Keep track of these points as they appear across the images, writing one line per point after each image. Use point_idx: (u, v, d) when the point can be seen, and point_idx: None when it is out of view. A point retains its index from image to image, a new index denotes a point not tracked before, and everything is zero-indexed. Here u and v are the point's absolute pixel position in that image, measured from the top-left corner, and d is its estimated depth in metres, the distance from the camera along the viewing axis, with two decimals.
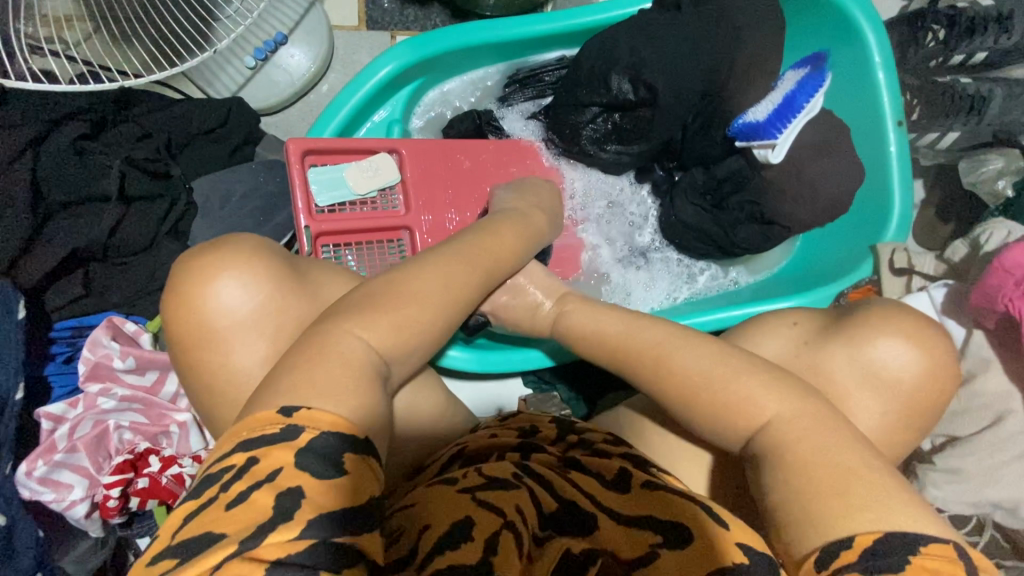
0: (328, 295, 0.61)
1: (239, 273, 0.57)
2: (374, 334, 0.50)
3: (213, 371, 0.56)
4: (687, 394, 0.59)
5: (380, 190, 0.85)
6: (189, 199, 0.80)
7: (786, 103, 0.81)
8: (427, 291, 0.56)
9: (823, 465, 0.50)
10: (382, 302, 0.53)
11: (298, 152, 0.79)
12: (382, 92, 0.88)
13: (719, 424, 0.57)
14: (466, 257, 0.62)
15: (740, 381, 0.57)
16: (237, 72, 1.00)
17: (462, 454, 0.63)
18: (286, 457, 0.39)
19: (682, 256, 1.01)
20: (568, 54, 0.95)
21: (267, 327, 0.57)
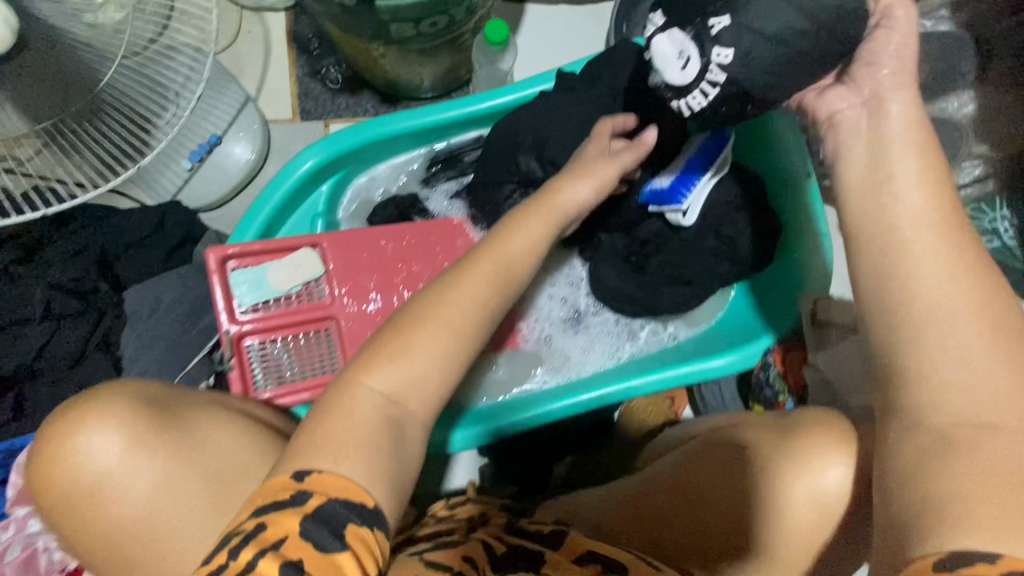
0: (199, 437, 0.60)
1: (97, 434, 0.57)
2: (384, 383, 0.59)
3: (88, 534, 0.58)
4: (911, 315, 0.49)
5: (305, 283, 0.88)
6: (117, 311, 0.83)
7: (687, 164, 0.85)
8: (441, 332, 0.62)
9: (996, 453, 0.44)
10: (389, 349, 0.60)
11: (218, 260, 0.82)
12: (303, 189, 0.92)
13: (927, 368, 0.47)
14: (487, 288, 0.67)
15: (977, 343, 0.47)
16: (176, 175, 1.05)
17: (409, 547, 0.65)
18: (292, 525, 0.50)
19: (616, 316, 1.01)
20: (484, 133, 0.98)
21: (139, 483, 0.58)
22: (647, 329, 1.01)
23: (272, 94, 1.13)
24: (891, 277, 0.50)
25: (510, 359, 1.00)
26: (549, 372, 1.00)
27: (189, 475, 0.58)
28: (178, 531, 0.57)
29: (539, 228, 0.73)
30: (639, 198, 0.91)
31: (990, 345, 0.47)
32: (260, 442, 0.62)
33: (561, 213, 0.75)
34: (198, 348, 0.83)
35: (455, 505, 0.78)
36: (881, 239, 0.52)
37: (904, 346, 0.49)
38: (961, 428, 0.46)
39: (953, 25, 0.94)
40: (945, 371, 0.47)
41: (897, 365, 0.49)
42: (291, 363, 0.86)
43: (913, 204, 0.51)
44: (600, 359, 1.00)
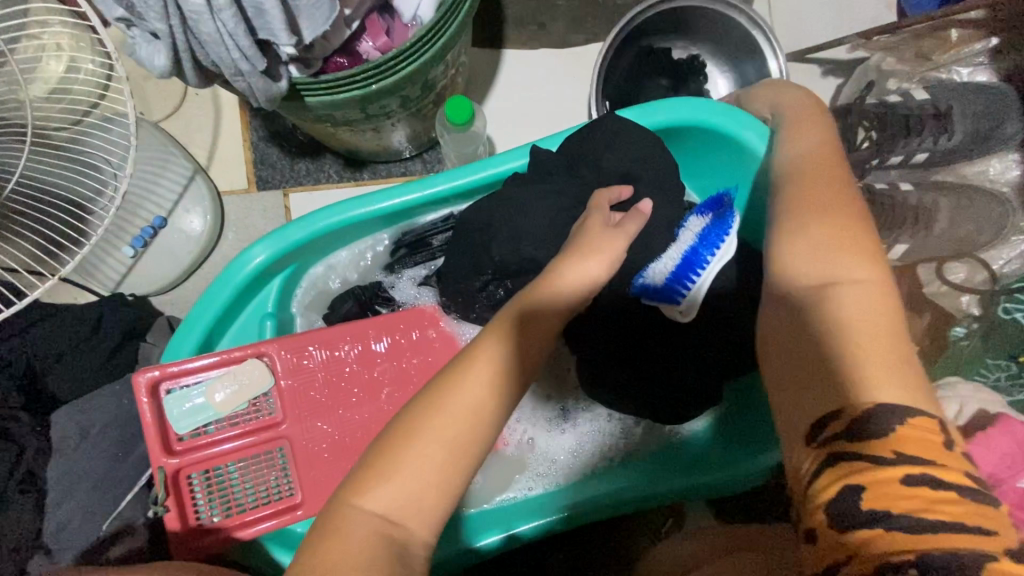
0: None
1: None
2: (382, 502, 0.50)
3: None
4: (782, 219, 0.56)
5: (251, 400, 0.78)
6: (43, 442, 0.74)
7: (688, 258, 0.75)
8: (440, 441, 0.51)
9: (846, 312, 0.47)
10: (387, 460, 0.51)
11: (147, 384, 0.72)
12: (249, 290, 0.81)
13: (788, 259, 0.53)
14: (496, 379, 0.54)
15: (831, 237, 0.52)
16: (119, 262, 0.96)
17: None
18: None
19: (607, 411, 0.90)
20: (455, 212, 0.87)
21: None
22: (644, 425, 0.90)
23: (225, 162, 1.03)
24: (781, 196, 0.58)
25: (487, 468, 0.89)
26: (534, 478, 0.89)
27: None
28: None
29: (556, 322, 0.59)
30: (631, 287, 0.76)
31: (846, 237, 0.52)
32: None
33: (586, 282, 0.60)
34: (130, 485, 0.73)
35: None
36: (779, 183, 0.61)
37: (773, 247, 0.55)
38: (811, 287, 0.50)
39: (992, 76, 0.84)
40: (809, 269, 0.52)
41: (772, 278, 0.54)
42: (238, 490, 0.76)
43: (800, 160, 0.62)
44: (590, 462, 0.89)
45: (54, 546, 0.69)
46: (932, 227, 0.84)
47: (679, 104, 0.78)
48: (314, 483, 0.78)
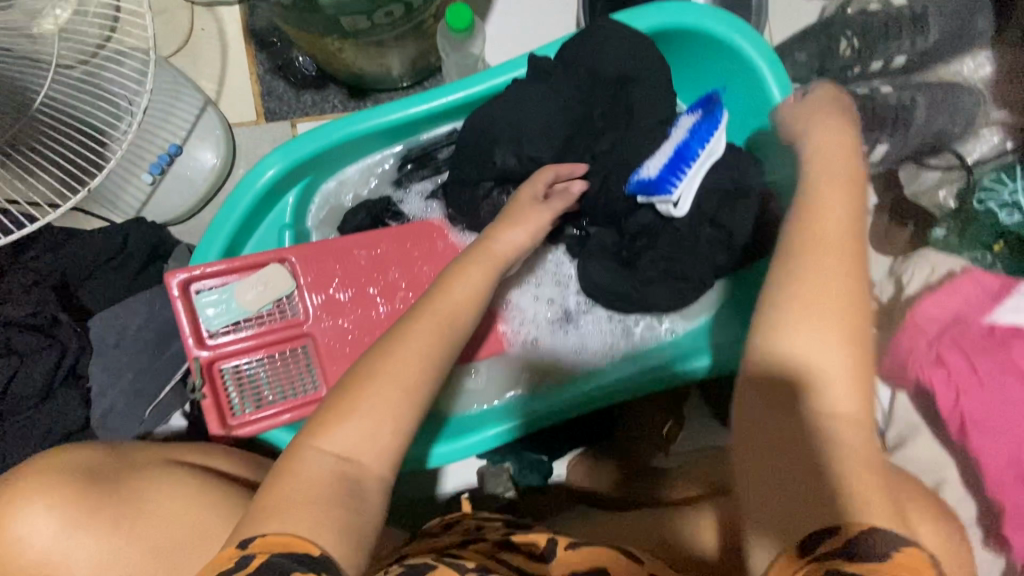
0: (142, 490, 0.65)
1: (44, 505, 0.62)
2: (341, 443, 0.57)
3: None
4: (780, 335, 0.54)
5: (276, 302, 0.83)
6: (82, 342, 0.79)
7: (678, 154, 0.78)
8: (385, 389, 0.59)
9: (820, 395, 0.52)
10: (343, 407, 0.58)
11: (180, 283, 0.78)
12: (266, 202, 0.86)
13: (791, 289, 0.55)
14: (439, 329, 0.65)
15: (835, 351, 0.52)
16: (138, 189, 1.00)
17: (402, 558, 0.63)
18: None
19: (607, 313, 0.96)
20: (457, 128, 0.91)
21: (91, 547, 0.62)
22: (643, 325, 0.96)
23: (234, 94, 1.06)
24: (784, 270, 0.57)
25: (492, 370, 0.96)
26: (539, 376, 0.96)
27: (138, 542, 0.63)
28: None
29: (479, 279, 0.71)
30: (626, 187, 0.82)
31: (846, 342, 0.52)
32: (217, 501, 0.66)
33: (499, 258, 0.74)
34: (167, 379, 0.79)
35: (450, 521, 0.79)
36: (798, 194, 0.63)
37: (769, 284, 0.58)
38: (792, 312, 0.54)
39: None
40: (815, 396, 0.52)
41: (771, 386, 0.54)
42: (267, 385, 0.83)
43: (818, 243, 0.57)
44: (587, 361, 0.96)
45: (104, 428, 0.76)
46: (911, 124, 0.89)
47: (670, 7, 0.82)
48: (338, 377, 0.84)
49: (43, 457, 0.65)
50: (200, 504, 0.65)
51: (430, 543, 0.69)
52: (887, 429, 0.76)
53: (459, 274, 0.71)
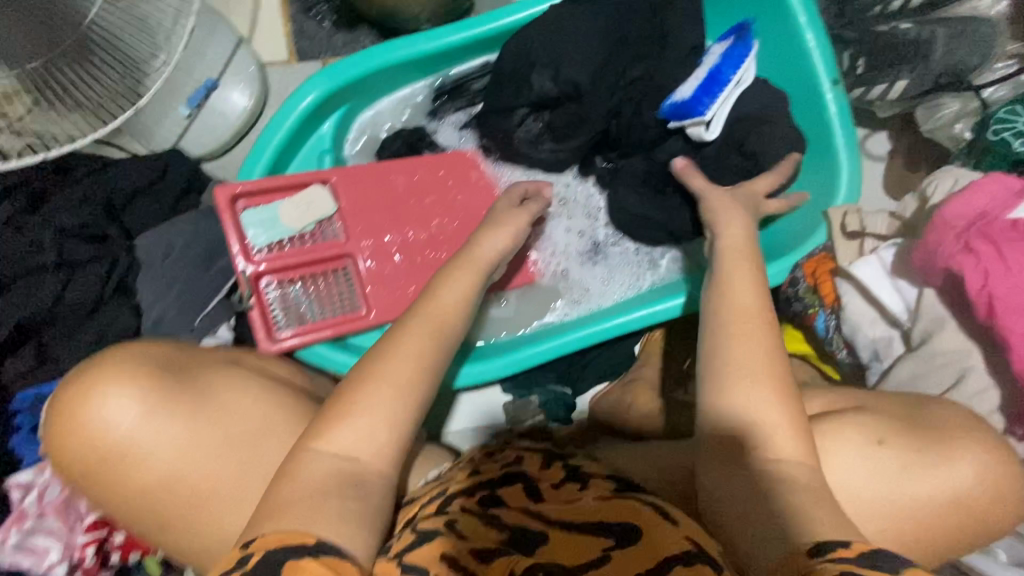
0: (218, 390, 0.69)
1: (124, 390, 0.64)
2: (339, 443, 0.62)
3: (123, 482, 0.65)
4: (727, 378, 0.60)
5: (318, 223, 0.86)
6: (131, 257, 0.81)
7: (711, 77, 0.82)
8: (377, 391, 0.63)
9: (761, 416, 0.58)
10: (338, 413, 0.63)
11: (227, 199, 0.80)
12: (306, 127, 0.88)
13: (731, 315, 0.63)
14: (433, 333, 0.67)
15: (768, 384, 0.59)
16: (174, 123, 1.01)
17: (447, 495, 0.68)
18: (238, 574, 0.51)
19: (634, 246, 0.99)
20: (491, 59, 0.93)
21: (168, 431, 0.65)
22: (669, 258, 0.99)
23: (265, 34, 1.08)
24: (721, 294, 0.65)
25: (522, 300, 0.98)
26: (568, 306, 0.99)
27: (212, 429, 0.67)
28: (241, 473, 0.67)
29: (467, 282, 0.74)
30: (658, 111, 0.85)
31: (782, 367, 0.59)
32: (277, 401, 0.71)
33: (486, 264, 0.77)
34: (216, 290, 0.82)
35: (494, 452, 0.80)
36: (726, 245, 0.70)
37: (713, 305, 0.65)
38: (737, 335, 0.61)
39: None
40: (753, 424, 0.58)
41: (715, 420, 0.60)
42: (308, 303, 0.86)
43: (741, 296, 0.64)
44: (613, 292, 0.99)
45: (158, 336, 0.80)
46: (930, 58, 0.91)
47: None
48: (377, 296, 0.88)
49: (118, 350, 0.68)
50: (263, 402, 0.70)
51: (479, 472, 0.72)
52: (912, 327, 0.72)
53: (446, 281, 0.73)
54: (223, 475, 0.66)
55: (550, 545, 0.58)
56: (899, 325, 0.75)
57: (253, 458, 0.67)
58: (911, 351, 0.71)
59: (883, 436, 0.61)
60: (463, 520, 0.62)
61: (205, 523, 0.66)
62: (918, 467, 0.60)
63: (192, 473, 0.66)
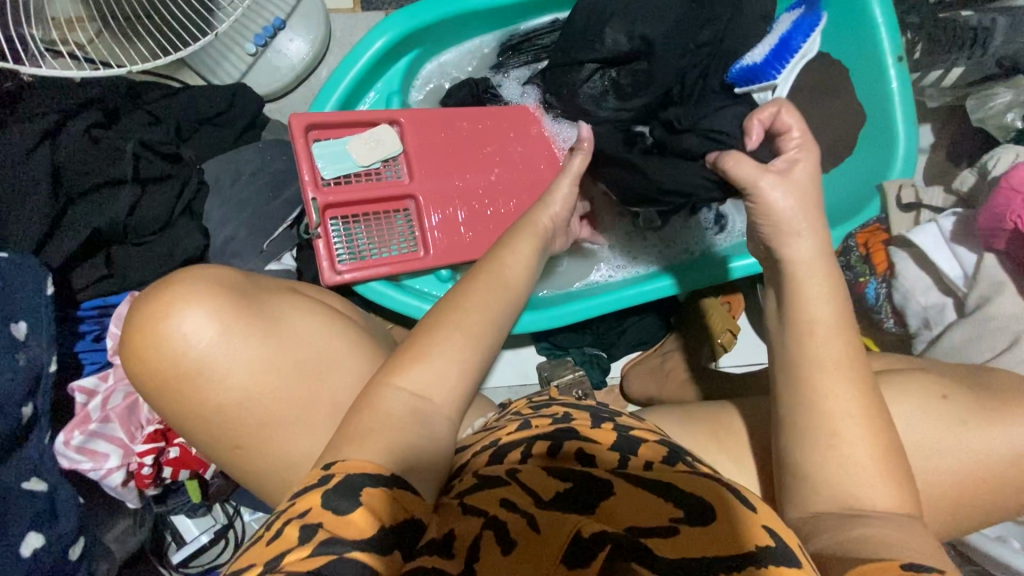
0: (291, 321, 0.64)
1: (205, 307, 0.59)
2: (415, 380, 0.54)
3: (190, 411, 0.60)
4: (819, 415, 0.52)
5: (385, 161, 0.88)
6: (200, 179, 0.84)
7: (782, 43, 0.84)
8: (452, 337, 0.57)
9: (848, 419, 0.52)
10: (414, 350, 0.56)
11: (303, 126, 0.82)
12: (378, 67, 0.90)
13: (800, 298, 0.56)
14: (503, 298, 0.62)
15: (861, 427, 0.52)
16: (239, 59, 1.02)
17: (502, 444, 0.56)
18: (315, 499, 0.43)
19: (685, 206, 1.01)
20: (561, 18, 0.97)
21: (245, 354, 0.60)
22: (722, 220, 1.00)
23: None
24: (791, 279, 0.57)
25: (573, 257, 1.00)
26: (614, 268, 1.01)
27: (287, 356, 0.62)
28: (312, 401, 0.62)
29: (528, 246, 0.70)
30: (726, 75, 0.87)
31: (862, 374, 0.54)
32: (349, 334, 0.67)
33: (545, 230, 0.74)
34: (283, 219, 0.84)
35: (540, 405, 0.66)
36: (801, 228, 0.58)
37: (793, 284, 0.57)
38: (818, 326, 0.54)
39: None
40: (835, 428, 0.52)
41: (798, 464, 0.53)
42: (366, 239, 0.87)
43: (827, 334, 0.55)
44: (660, 256, 1.00)
45: (226, 257, 0.82)
46: (989, 46, 0.93)
47: None
48: (435, 239, 0.89)
49: (189, 269, 0.62)
50: (337, 334, 0.66)
51: (531, 424, 0.59)
52: (969, 292, 0.74)
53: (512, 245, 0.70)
54: (297, 410, 0.61)
55: (615, 503, 0.47)
56: (953, 293, 0.76)
57: (324, 385, 0.63)
58: (966, 317, 0.73)
59: (946, 391, 0.58)
60: (528, 470, 0.50)
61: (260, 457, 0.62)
62: (975, 426, 0.57)
63: (265, 397, 0.61)
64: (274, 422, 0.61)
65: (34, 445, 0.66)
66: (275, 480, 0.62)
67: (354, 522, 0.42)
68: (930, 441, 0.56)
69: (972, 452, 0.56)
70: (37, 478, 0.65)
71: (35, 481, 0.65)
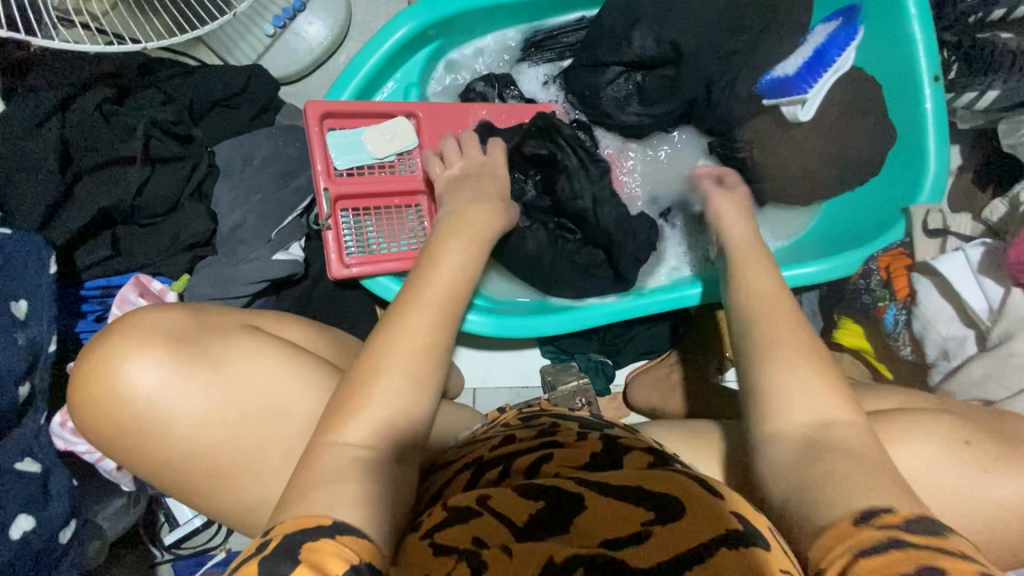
0: (231, 362, 0.59)
1: (138, 363, 0.56)
2: (359, 432, 0.50)
3: (145, 462, 0.58)
4: (764, 360, 0.54)
5: (399, 154, 0.86)
6: (212, 162, 0.82)
7: (817, 55, 0.83)
8: (396, 377, 0.52)
9: (780, 379, 0.52)
10: (350, 398, 0.51)
11: (318, 115, 0.80)
12: (398, 56, 0.88)
13: (748, 304, 0.60)
14: (443, 314, 0.56)
15: (804, 380, 0.51)
16: (256, 40, 1.00)
17: (484, 462, 0.56)
18: (251, 569, 0.37)
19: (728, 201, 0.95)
20: (588, 15, 0.94)
21: (186, 408, 0.57)
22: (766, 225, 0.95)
23: None
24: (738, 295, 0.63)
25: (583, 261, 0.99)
26: None
27: (229, 404, 0.58)
28: (264, 447, 0.58)
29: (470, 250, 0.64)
30: (756, 85, 0.85)
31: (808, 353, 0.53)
32: (299, 368, 0.61)
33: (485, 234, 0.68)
34: (293, 207, 0.83)
35: (529, 415, 0.65)
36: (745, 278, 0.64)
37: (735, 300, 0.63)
38: (747, 318, 0.59)
39: None
40: (782, 392, 0.51)
41: (760, 391, 0.53)
42: (374, 234, 0.85)
43: (756, 279, 0.63)
44: (674, 261, 0.96)
45: (232, 243, 0.81)
46: None
47: None
48: None
49: (123, 318, 0.59)
50: (285, 369, 0.60)
51: (516, 437, 0.59)
52: (993, 326, 0.71)
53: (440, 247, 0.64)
54: (247, 455, 0.58)
55: (588, 514, 0.46)
56: (976, 325, 0.74)
57: (282, 426, 0.59)
58: (987, 351, 0.71)
59: (969, 435, 0.56)
60: (498, 495, 0.49)
61: (251, 464, 0.58)
62: (999, 468, 0.54)
63: (213, 448, 0.57)
64: (232, 470, 0.58)
65: (29, 424, 0.66)
66: (246, 514, 0.60)
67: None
68: (948, 483, 0.54)
69: (994, 498, 0.53)
70: (30, 460, 0.64)
71: (29, 462, 0.64)
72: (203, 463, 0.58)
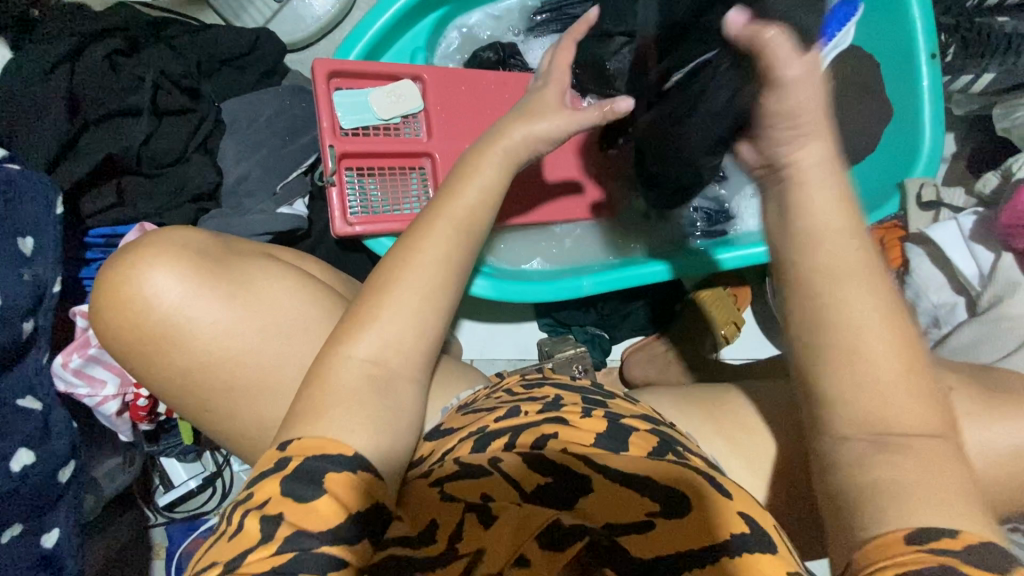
0: (257, 279, 0.58)
1: (161, 273, 0.54)
2: (368, 346, 0.51)
3: (155, 372, 0.57)
4: (848, 351, 0.44)
5: (404, 117, 0.87)
6: (217, 118, 0.83)
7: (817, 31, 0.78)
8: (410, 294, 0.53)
9: (867, 396, 0.43)
10: (359, 313, 0.52)
11: (325, 73, 0.81)
12: (405, 21, 0.90)
13: (819, 266, 0.45)
14: (458, 226, 0.57)
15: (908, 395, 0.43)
16: (264, 6, 1.01)
17: (487, 433, 0.51)
18: (274, 488, 0.43)
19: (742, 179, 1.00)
20: None
21: (205, 323, 0.55)
22: None
23: None
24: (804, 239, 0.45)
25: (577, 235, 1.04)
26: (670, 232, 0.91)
27: (252, 318, 0.57)
28: (279, 365, 0.57)
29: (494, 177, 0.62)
30: None
31: (906, 365, 0.43)
32: (320, 294, 0.61)
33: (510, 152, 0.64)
34: (297, 164, 0.84)
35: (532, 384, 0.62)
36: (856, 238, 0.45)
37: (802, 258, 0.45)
38: (817, 278, 0.45)
39: None
40: (887, 406, 0.43)
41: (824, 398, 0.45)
42: (376, 193, 0.86)
43: (841, 245, 0.45)
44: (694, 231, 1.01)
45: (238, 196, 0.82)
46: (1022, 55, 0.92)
47: None
48: None
49: (142, 239, 0.57)
50: (305, 295, 0.60)
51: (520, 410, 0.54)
52: (982, 292, 0.74)
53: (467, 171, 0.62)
54: (261, 365, 0.57)
55: (596, 498, 0.45)
56: (966, 292, 0.77)
57: (290, 348, 0.58)
58: (977, 316, 0.73)
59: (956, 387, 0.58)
60: (511, 460, 0.47)
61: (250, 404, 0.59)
62: None
63: (231, 359, 0.56)
64: (244, 384, 0.57)
65: (31, 362, 0.66)
66: (247, 450, 0.60)
67: (318, 510, 0.42)
68: None
69: None
70: (31, 398, 0.65)
71: (30, 399, 0.65)
72: (203, 393, 0.58)
